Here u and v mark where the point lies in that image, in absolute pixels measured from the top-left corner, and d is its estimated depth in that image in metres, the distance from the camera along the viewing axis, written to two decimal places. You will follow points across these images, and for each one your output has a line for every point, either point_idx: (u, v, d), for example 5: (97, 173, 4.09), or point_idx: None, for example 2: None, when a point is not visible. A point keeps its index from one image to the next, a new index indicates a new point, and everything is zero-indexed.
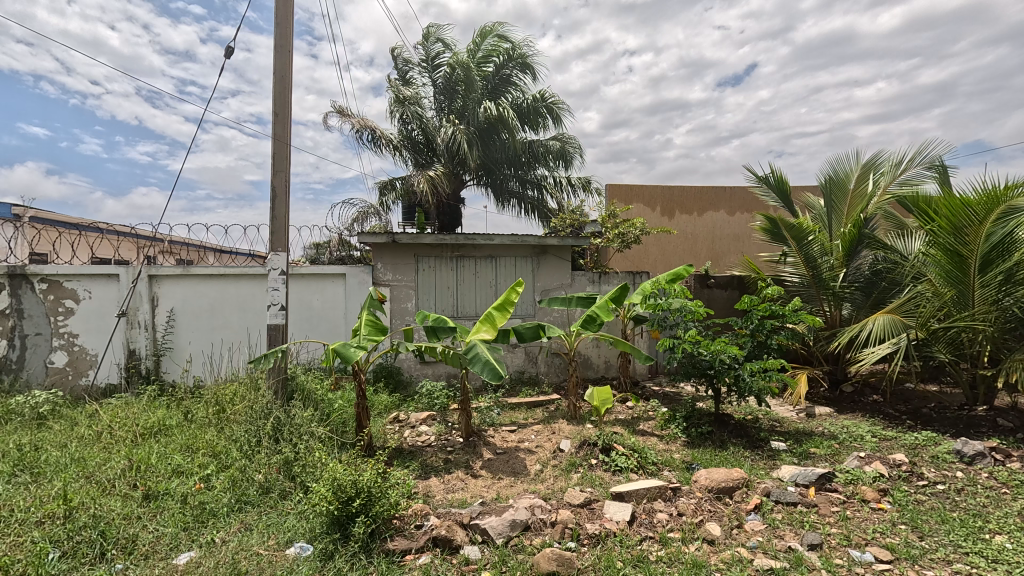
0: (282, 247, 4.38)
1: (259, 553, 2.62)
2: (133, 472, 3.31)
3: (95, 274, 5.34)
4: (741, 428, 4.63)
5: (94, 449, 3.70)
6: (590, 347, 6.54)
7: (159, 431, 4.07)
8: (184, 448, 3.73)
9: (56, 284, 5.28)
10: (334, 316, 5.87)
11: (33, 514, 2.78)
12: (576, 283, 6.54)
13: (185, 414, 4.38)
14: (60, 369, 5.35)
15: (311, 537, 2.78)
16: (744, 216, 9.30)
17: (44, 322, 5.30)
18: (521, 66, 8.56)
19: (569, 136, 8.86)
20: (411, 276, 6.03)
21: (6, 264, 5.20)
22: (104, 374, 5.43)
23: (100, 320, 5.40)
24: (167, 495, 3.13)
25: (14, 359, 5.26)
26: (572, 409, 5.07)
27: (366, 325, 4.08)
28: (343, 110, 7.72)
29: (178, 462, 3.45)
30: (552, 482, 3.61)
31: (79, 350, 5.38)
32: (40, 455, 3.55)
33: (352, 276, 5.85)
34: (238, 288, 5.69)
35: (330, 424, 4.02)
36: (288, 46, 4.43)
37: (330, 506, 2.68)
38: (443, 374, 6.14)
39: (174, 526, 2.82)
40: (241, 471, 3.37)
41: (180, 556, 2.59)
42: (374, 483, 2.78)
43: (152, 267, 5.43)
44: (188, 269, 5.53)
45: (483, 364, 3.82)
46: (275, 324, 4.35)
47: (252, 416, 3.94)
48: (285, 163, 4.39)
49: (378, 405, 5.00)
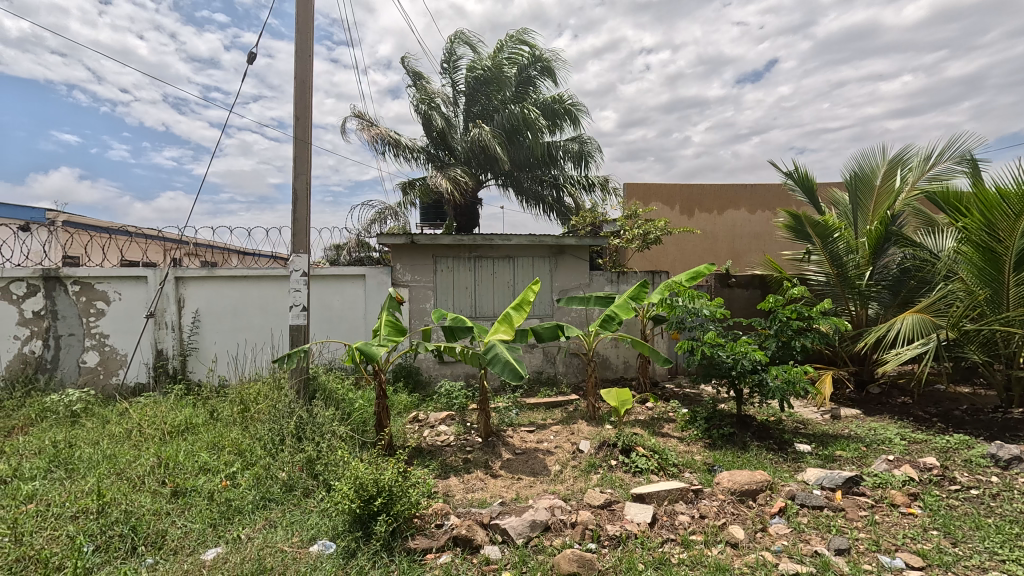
0: (303, 248, 4.45)
1: (284, 549, 2.65)
2: (161, 470, 3.40)
3: (124, 276, 5.49)
4: (764, 430, 4.55)
5: (125, 447, 3.81)
6: (609, 347, 6.50)
7: (186, 429, 4.18)
8: (211, 446, 3.81)
9: (88, 285, 5.45)
10: (354, 317, 5.94)
11: (69, 509, 2.88)
12: (594, 283, 6.51)
13: (211, 412, 4.48)
14: (91, 369, 5.52)
15: (334, 534, 2.81)
16: (766, 214, 9.13)
17: (77, 323, 5.47)
18: (540, 69, 8.58)
19: (587, 137, 8.82)
20: (429, 276, 6.07)
21: (41, 267, 5.38)
22: (133, 374, 5.57)
23: (129, 321, 5.55)
24: (195, 492, 3.20)
25: (48, 359, 5.43)
26: (592, 410, 5.04)
27: (385, 326, 4.12)
28: (363, 114, 7.80)
29: (204, 460, 3.53)
30: (572, 483, 3.59)
31: (109, 350, 5.54)
32: (74, 452, 3.66)
33: (371, 277, 5.92)
34: (260, 290, 5.80)
35: (351, 422, 4.08)
36: (308, 51, 4.50)
37: (352, 504, 2.71)
38: (462, 375, 6.16)
39: (202, 523, 2.88)
40: (266, 469, 3.43)
41: (208, 552, 2.64)
42: (396, 482, 2.82)
43: (178, 269, 5.56)
44: (212, 271, 5.65)
45: (502, 364, 3.82)
46: (298, 324, 4.42)
47: (276, 415, 4.02)
48: (306, 166, 4.45)
49: (398, 405, 5.03)
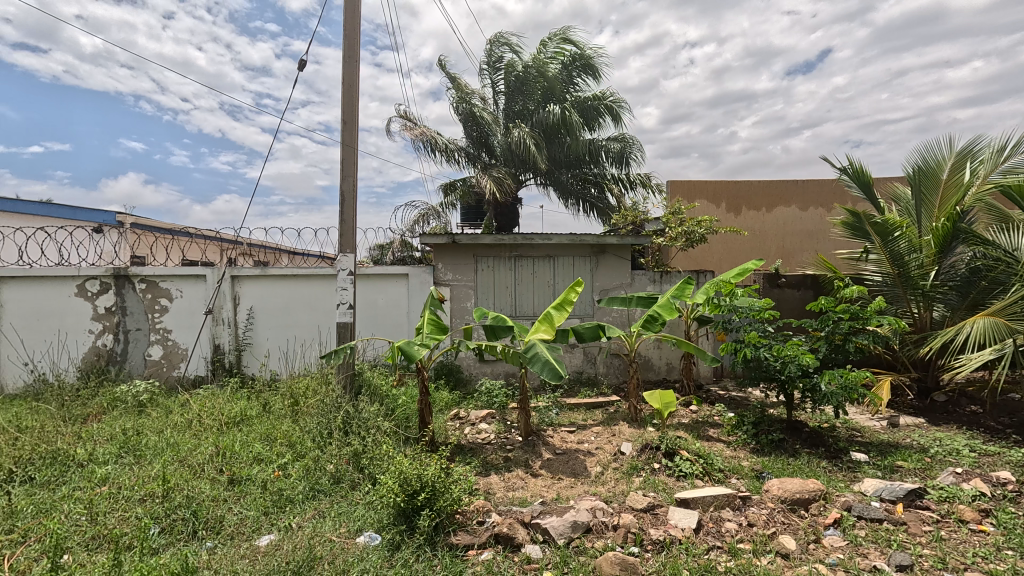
0: (350, 248, 4.58)
1: (332, 539, 2.74)
2: (219, 458, 3.58)
3: (185, 275, 5.82)
4: (817, 437, 4.35)
5: (186, 435, 4.04)
6: (651, 348, 6.38)
7: (241, 420, 4.39)
8: (264, 437, 3.99)
9: (153, 283, 5.81)
10: (398, 315, 6.08)
11: (137, 493, 3.07)
12: (636, 282, 6.40)
13: (264, 405, 4.69)
14: (156, 362, 5.88)
15: (379, 527, 2.88)
16: (819, 211, 8.71)
17: (143, 318, 5.84)
18: (583, 68, 8.50)
19: (629, 135, 8.69)
20: (470, 275, 6.13)
21: (112, 266, 5.77)
22: (193, 367, 5.89)
23: (190, 317, 5.88)
24: (250, 481, 3.36)
25: (119, 352, 5.83)
26: (633, 412, 4.97)
27: (428, 324, 4.19)
28: (406, 115, 7.95)
29: (258, 450, 3.70)
30: (614, 485, 3.55)
31: (172, 345, 5.89)
32: (141, 439, 3.91)
33: (414, 276, 6.04)
34: (309, 288, 6.02)
35: (395, 418, 4.18)
36: (355, 57, 4.63)
37: (396, 498, 2.77)
38: (502, 373, 6.19)
39: (256, 510, 3.02)
40: (314, 461, 3.55)
41: (262, 539, 2.77)
42: (439, 478, 2.86)
43: (234, 269, 5.85)
44: (265, 270, 5.91)
45: (543, 364, 3.81)
46: (345, 322, 4.57)
47: (324, 409, 4.17)
48: (352, 168, 4.59)
49: (439, 402, 5.10)
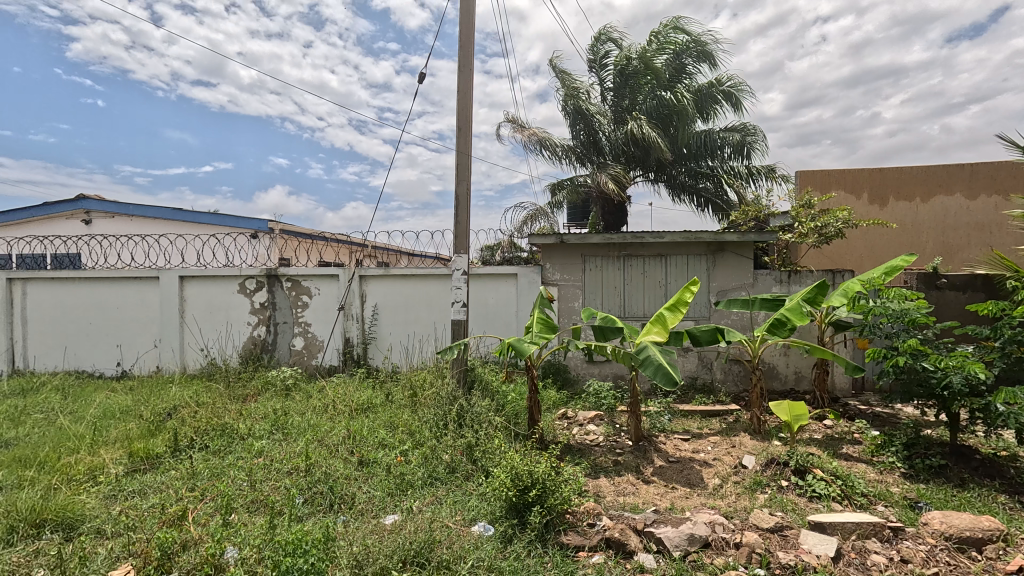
0: (464, 249, 4.79)
1: (449, 526, 2.88)
2: (351, 441, 3.95)
3: (322, 274, 6.50)
4: (992, 467, 3.67)
5: (323, 418, 4.52)
6: (776, 355, 5.84)
7: (368, 407, 4.80)
8: (388, 424, 4.33)
9: (297, 282, 6.57)
10: (507, 314, 6.24)
11: (285, 466, 3.49)
12: (759, 283, 5.91)
13: (387, 395, 5.08)
14: (299, 351, 6.64)
15: (492, 519, 2.97)
16: (994, 199, 7.35)
17: (289, 313, 6.63)
18: (697, 56, 8.07)
19: (749, 124, 8.06)
20: (578, 275, 6.10)
21: (265, 267, 6.64)
22: (328, 357, 6.56)
23: (326, 313, 6.56)
24: (376, 463, 3.66)
25: (270, 341, 6.68)
26: (756, 423, 4.59)
27: (537, 323, 4.24)
28: (515, 119, 8.13)
29: (383, 436, 4.02)
30: (734, 500, 3.31)
31: (311, 337, 6.61)
32: (288, 419, 4.45)
33: (523, 276, 6.15)
34: (426, 287, 6.40)
35: (505, 414, 4.29)
36: (469, 66, 4.83)
37: (508, 492, 2.85)
38: (610, 375, 6.07)
39: (382, 490, 3.28)
40: (432, 450, 3.77)
41: (388, 517, 3.00)
42: (549, 476, 2.88)
43: (362, 269, 6.41)
44: (388, 270, 6.40)
45: (655, 367, 3.66)
46: (459, 319, 4.79)
47: (440, 401, 4.41)
48: (466, 173, 4.79)
49: (547, 400, 5.14)
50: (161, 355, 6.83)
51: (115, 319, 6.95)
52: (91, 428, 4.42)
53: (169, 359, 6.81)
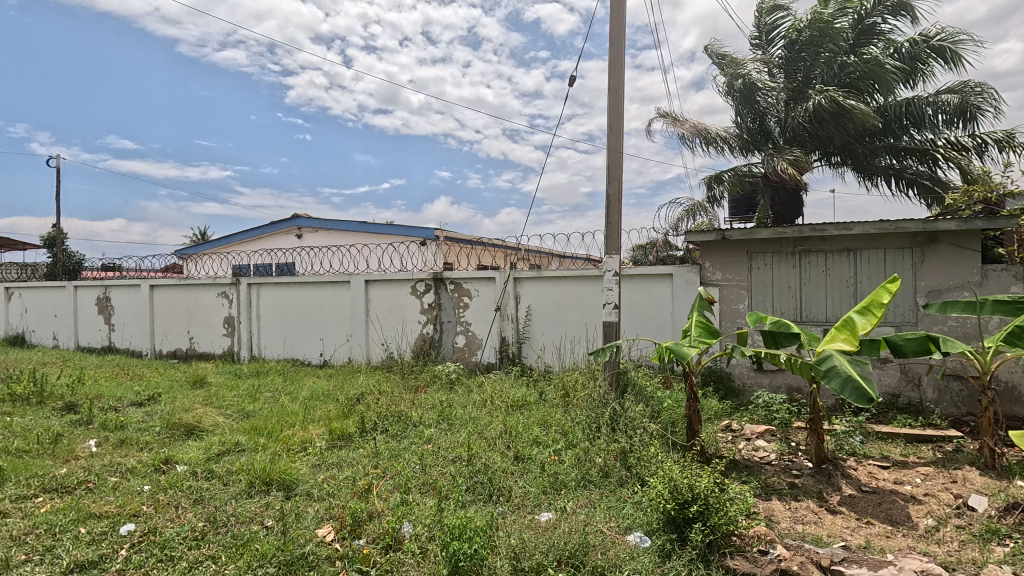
0: (616, 250, 4.70)
1: (604, 531, 2.84)
2: (507, 436, 4.14)
3: (481, 277, 6.95)
4: None
5: (482, 412, 4.81)
6: (1018, 372, 4.62)
7: (523, 405, 4.99)
8: (542, 423, 4.44)
9: (459, 284, 7.13)
10: (663, 316, 5.96)
11: (450, 454, 3.81)
12: (990, 281, 4.74)
13: (541, 394, 5.23)
14: (461, 348, 7.19)
15: (649, 530, 2.85)
16: None
17: (452, 313, 7.22)
18: (893, 10, 6.78)
19: (972, 82, 6.51)
20: (743, 275, 5.55)
21: (432, 271, 7.33)
22: (486, 354, 6.97)
23: (485, 313, 6.99)
24: (531, 460, 3.77)
25: (436, 338, 7.34)
26: (988, 456, 3.67)
27: (696, 326, 3.97)
28: (666, 112, 7.73)
29: (537, 434, 4.13)
30: (956, 548, 2.69)
31: (471, 335, 7.10)
32: (452, 412, 4.84)
33: (680, 276, 5.81)
34: (578, 289, 6.44)
35: (662, 421, 4.09)
36: (621, 62, 4.73)
37: (666, 505, 2.71)
38: (784, 387, 5.41)
39: (537, 487, 3.37)
40: (585, 451, 3.77)
41: (543, 514, 3.07)
42: (713, 493, 2.67)
43: (517, 272, 6.70)
44: (541, 272, 6.58)
45: (844, 381, 3.15)
46: (611, 321, 4.71)
47: (593, 403, 4.39)
48: (618, 172, 4.70)
49: (708, 410, 4.78)
50: (352, 348, 7.95)
51: (319, 317, 8.31)
52: (302, 407, 5.34)
53: (358, 352, 7.91)
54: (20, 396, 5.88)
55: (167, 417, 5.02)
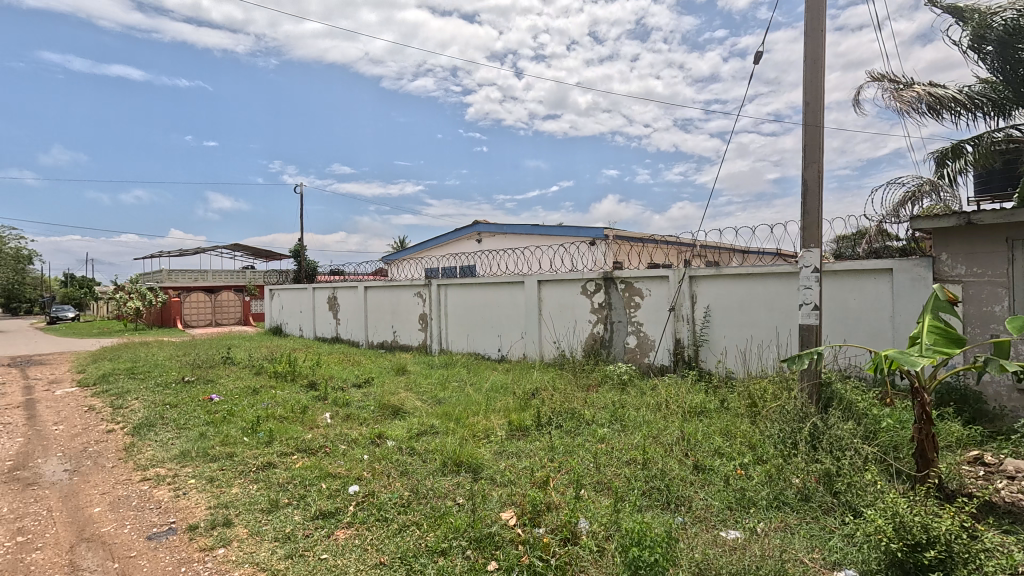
0: (814, 242, 4.10)
1: (804, 562, 2.51)
2: (685, 443, 3.93)
3: (653, 276, 6.72)
4: None
5: (657, 415, 4.64)
6: None
7: (702, 411, 4.68)
8: (724, 433, 4.11)
9: (630, 284, 7.01)
10: (878, 319, 5.03)
11: (624, 456, 3.76)
12: None
13: (722, 401, 4.84)
14: (632, 349, 7.04)
15: (864, 570, 2.43)
16: None
17: (623, 312, 7.13)
18: None
19: None
20: (1000, 269, 4.35)
21: (603, 271, 7.34)
22: (660, 356, 6.70)
23: (657, 313, 6.73)
24: (713, 471, 3.52)
25: (607, 338, 7.32)
26: None
27: (929, 333, 3.25)
28: (882, 76, 6.47)
29: (720, 444, 3.83)
30: None
31: (643, 335, 6.90)
32: (625, 413, 4.77)
33: (902, 271, 4.84)
34: (765, 287, 5.79)
35: (879, 444, 3.45)
36: (819, 26, 4.11)
37: (889, 544, 2.28)
38: None
39: (721, 502, 3.13)
40: (778, 469, 3.37)
41: (728, 532, 2.83)
42: (959, 539, 2.16)
43: (693, 270, 6.32)
44: (720, 270, 6.10)
45: None
46: (808, 324, 4.14)
47: (787, 416, 3.91)
48: (817, 153, 4.09)
49: (947, 435, 3.87)
50: (526, 345, 8.37)
51: (496, 315, 8.94)
52: (484, 398, 5.81)
53: (532, 349, 8.29)
54: (281, 374, 7.54)
55: (379, 399, 5.92)
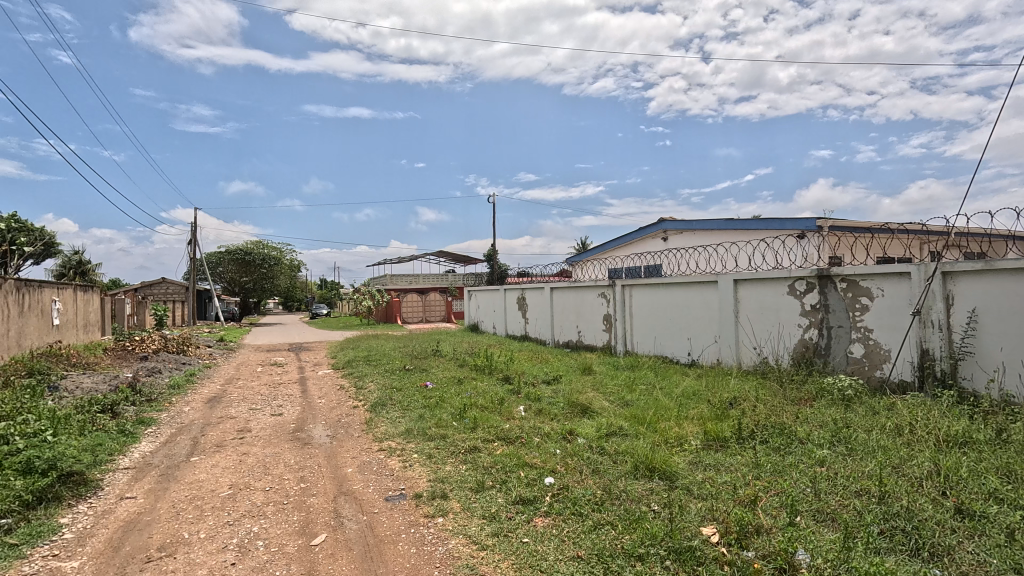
0: None
1: None
2: (941, 479, 3.16)
3: (887, 273, 5.59)
4: None
5: (898, 441, 3.84)
6: None
7: (966, 443, 3.71)
8: (1003, 473, 3.20)
9: (854, 282, 5.97)
10: None
11: (852, 484, 3.20)
12: None
13: (998, 432, 3.77)
14: (858, 359, 5.95)
15: None
16: None
17: (845, 316, 6.09)
18: None
19: None
20: None
21: (817, 268, 6.40)
22: (898, 370, 5.53)
23: (893, 317, 5.57)
24: (987, 520, 2.75)
25: (823, 345, 6.34)
26: None
27: None
28: None
29: (997, 487, 2.99)
30: None
31: (874, 344, 5.78)
32: (852, 434, 4.06)
33: None
34: None
35: None
36: None
37: None
38: None
39: (1002, 560, 2.42)
40: None
41: None
42: None
43: (946, 264, 5.02)
44: (990, 264, 4.67)
45: None
46: None
47: None
48: None
49: None
50: (721, 350, 7.72)
51: (686, 317, 8.44)
52: (676, 403, 5.54)
53: (728, 354, 7.61)
54: (480, 367, 8.32)
55: (568, 396, 6.11)
